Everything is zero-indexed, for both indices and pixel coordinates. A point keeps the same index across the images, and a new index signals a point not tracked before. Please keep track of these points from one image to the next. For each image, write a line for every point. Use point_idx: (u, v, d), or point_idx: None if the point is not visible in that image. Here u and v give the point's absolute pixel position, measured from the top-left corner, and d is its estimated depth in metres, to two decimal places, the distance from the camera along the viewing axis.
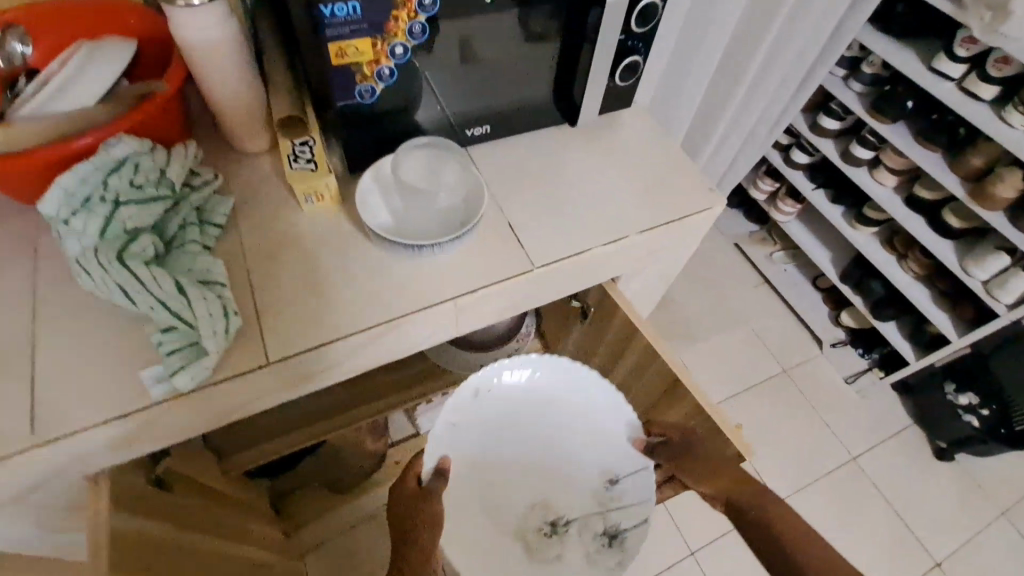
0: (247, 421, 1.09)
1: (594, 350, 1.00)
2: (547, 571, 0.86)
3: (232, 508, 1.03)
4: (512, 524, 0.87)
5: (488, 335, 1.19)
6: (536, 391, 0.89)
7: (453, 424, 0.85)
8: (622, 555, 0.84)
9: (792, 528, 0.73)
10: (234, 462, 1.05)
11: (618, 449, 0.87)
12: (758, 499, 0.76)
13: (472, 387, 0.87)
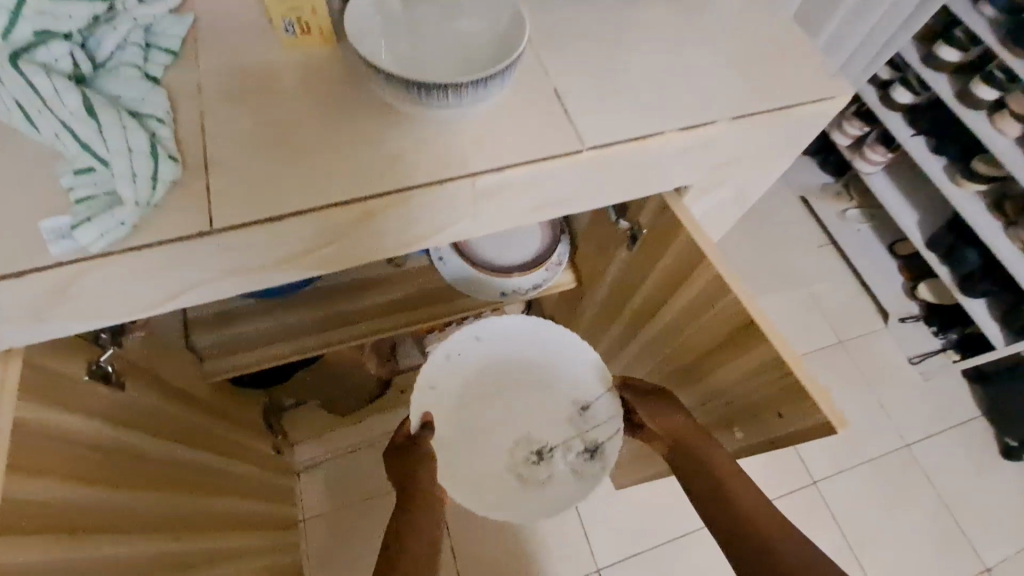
0: (236, 324, 0.97)
1: (640, 285, 0.82)
2: (541, 494, 0.81)
3: (211, 418, 0.93)
4: (497, 463, 0.82)
5: (513, 257, 1.02)
6: (501, 345, 0.85)
7: (431, 386, 0.82)
8: (606, 464, 0.81)
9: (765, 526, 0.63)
10: (217, 367, 0.94)
11: (584, 371, 0.85)
12: (728, 481, 0.68)
13: (444, 353, 0.83)
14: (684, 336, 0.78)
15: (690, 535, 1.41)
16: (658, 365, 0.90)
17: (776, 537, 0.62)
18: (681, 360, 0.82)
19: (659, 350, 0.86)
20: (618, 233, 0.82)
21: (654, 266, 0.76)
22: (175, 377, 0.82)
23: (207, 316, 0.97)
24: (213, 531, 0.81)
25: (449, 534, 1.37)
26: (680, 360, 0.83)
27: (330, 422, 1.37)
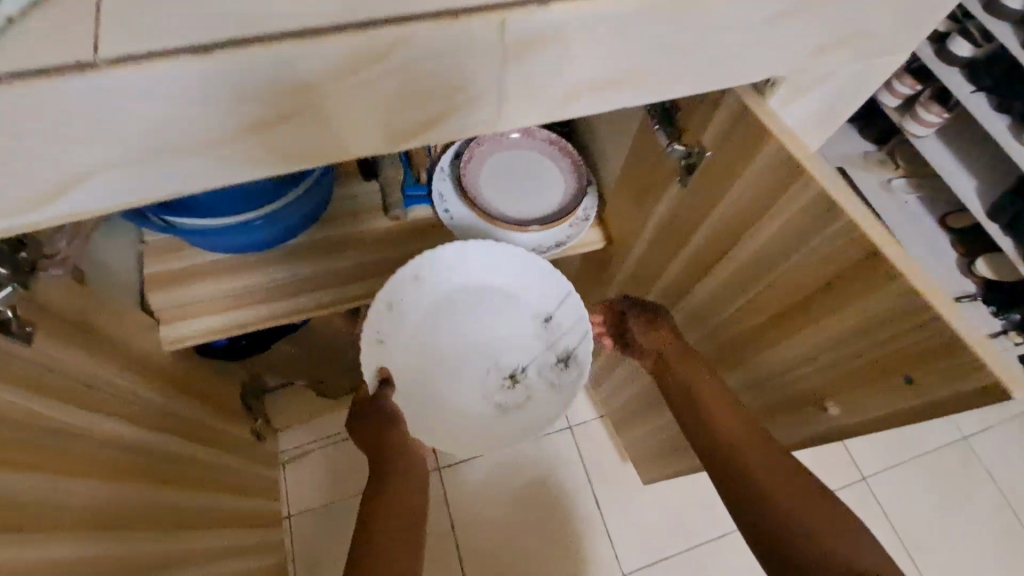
0: (200, 283, 0.81)
1: (693, 229, 0.66)
2: (525, 419, 0.73)
3: (168, 392, 0.77)
4: (469, 400, 0.71)
5: (532, 209, 0.89)
6: (442, 274, 0.70)
7: (379, 339, 0.68)
8: (583, 370, 0.71)
9: (755, 455, 0.63)
10: (177, 332, 0.78)
11: (540, 279, 0.71)
12: (716, 406, 0.68)
13: (388, 302, 0.68)
14: (751, 292, 0.61)
15: (726, 537, 1.25)
16: (710, 333, 0.74)
17: (765, 467, 0.62)
18: (744, 323, 0.66)
19: (712, 312, 0.70)
20: (669, 163, 0.65)
21: (715, 200, 0.60)
22: (106, 331, 0.67)
23: (166, 273, 0.81)
24: (145, 526, 0.64)
25: (454, 535, 1.21)
26: (739, 323, 0.66)
27: (321, 406, 1.21)
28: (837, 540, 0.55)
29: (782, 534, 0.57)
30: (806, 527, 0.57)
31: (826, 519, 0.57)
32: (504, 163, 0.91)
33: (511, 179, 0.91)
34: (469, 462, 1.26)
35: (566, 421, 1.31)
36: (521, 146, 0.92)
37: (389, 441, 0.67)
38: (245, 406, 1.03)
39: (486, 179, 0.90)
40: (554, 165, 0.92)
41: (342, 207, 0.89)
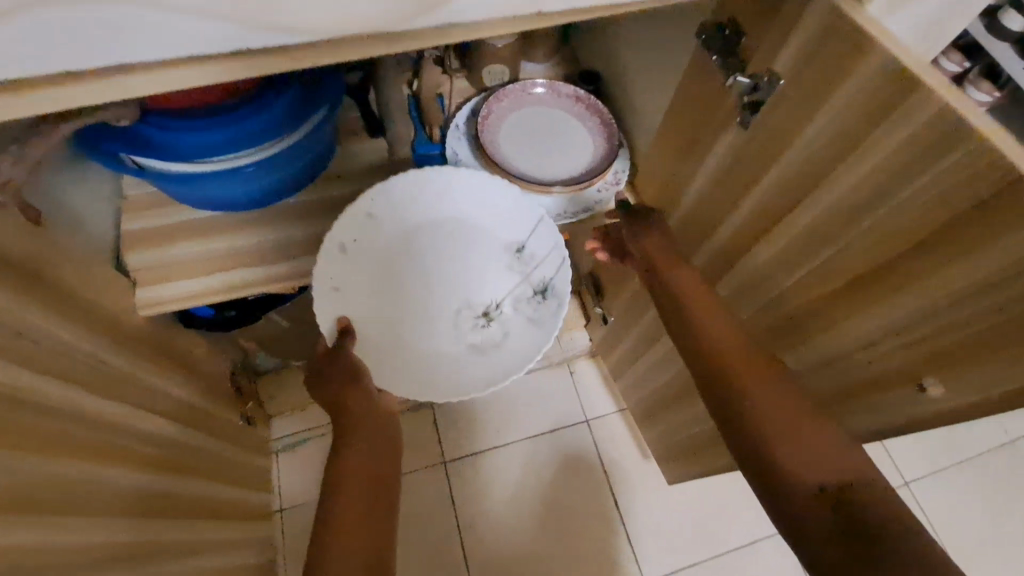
0: (183, 241, 0.72)
1: (755, 180, 0.56)
2: (505, 358, 0.67)
3: (146, 360, 0.67)
4: (441, 342, 0.67)
5: (556, 169, 0.79)
6: (402, 212, 0.68)
7: (334, 287, 0.65)
8: (563, 299, 0.68)
9: (751, 372, 0.56)
10: (155, 295, 0.69)
11: (509, 208, 0.69)
12: (712, 317, 0.61)
13: (342, 246, 0.66)
14: (836, 248, 0.52)
15: (756, 544, 1.13)
16: (767, 306, 0.64)
17: (764, 386, 0.55)
18: (820, 287, 0.56)
19: (777, 278, 0.60)
20: (730, 106, 0.57)
21: (787, 139, 0.51)
22: (70, 280, 0.57)
23: (147, 230, 0.72)
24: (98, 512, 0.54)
25: (459, 535, 1.10)
26: (816, 288, 0.56)
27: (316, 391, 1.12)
28: (841, 465, 0.49)
29: (775, 460, 0.51)
30: (804, 451, 0.50)
31: (833, 442, 0.50)
32: (526, 120, 0.82)
33: (534, 136, 0.81)
34: (477, 456, 1.16)
35: (581, 415, 1.21)
36: (545, 103, 0.83)
37: (348, 401, 0.62)
38: (234, 385, 0.93)
39: (505, 136, 0.81)
40: (580, 123, 0.82)
41: (346, 166, 0.80)
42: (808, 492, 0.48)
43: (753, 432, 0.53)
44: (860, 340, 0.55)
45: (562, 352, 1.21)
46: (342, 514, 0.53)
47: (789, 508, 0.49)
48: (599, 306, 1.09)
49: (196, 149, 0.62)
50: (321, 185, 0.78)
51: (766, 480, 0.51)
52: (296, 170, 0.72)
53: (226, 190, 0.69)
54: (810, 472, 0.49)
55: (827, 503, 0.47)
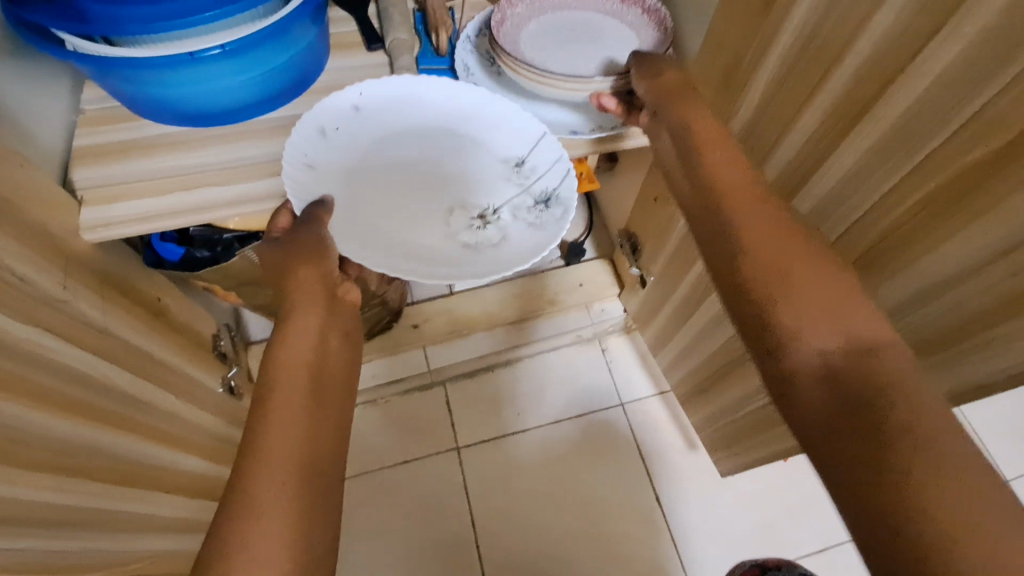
0: (143, 157, 0.60)
1: (855, 33, 0.42)
2: (506, 253, 0.58)
3: (88, 291, 0.55)
4: (430, 237, 0.60)
5: (602, 70, 0.65)
6: (394, 115, 0.63)
7: (309, 163, 0.58)
8: (566, 207, 0.59)
9: (767, 224, 0.46)
10: (103, 215, 0.57)
11: (506, 123, 0.63)
12: (723, 169, 0.50)
13: (323, 130, 0.60)
14: (993, 90, 0.36)
15: (829, 552, 0.94)
16: (871, 211, 0.48)
17: (786, 244, 0.45)
18: (959, 162, 0.40)
19: (889, 164, 0.44)
20: None
21: None
22: None
23: (102, 145, 0.61)
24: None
25: (474, 533, 0.95)
26: (949, 167, 0.41)
27: None
28: (861, 336, 0.40)
29: (783, 325, 0.42)
30: (821, 317, 0.41)
31: (858, 313, 0.41)
32: (551, 26, 0.68)
33: (564, 43, 0.67)
34: (496, 441, 1.01)
35: (615, 398, 1.05)
36: (568, 9, 0.69)
37: (301, 279, 0.54)
38: (216, 350, 0.80)
39: (530, 45, 0.66)
40: (618, 21, 0.68)
41: (339, 79, 0.68)
42: (816, 367, 0.40)
43: (763, 290, 0.44)
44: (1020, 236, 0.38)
45: (592, 325, 1.06)
46: (276, 405, 0.47)
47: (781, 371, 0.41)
48: (636, 265, 0.94)
49: (141, 22, 0.52)
50: (310, 100, 0.67)
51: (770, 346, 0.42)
52: (274, 70, 0.61)
53: (189, 90, 0.59)
54: (821, 342, 0.40)
55: (833, 381, 0.39)
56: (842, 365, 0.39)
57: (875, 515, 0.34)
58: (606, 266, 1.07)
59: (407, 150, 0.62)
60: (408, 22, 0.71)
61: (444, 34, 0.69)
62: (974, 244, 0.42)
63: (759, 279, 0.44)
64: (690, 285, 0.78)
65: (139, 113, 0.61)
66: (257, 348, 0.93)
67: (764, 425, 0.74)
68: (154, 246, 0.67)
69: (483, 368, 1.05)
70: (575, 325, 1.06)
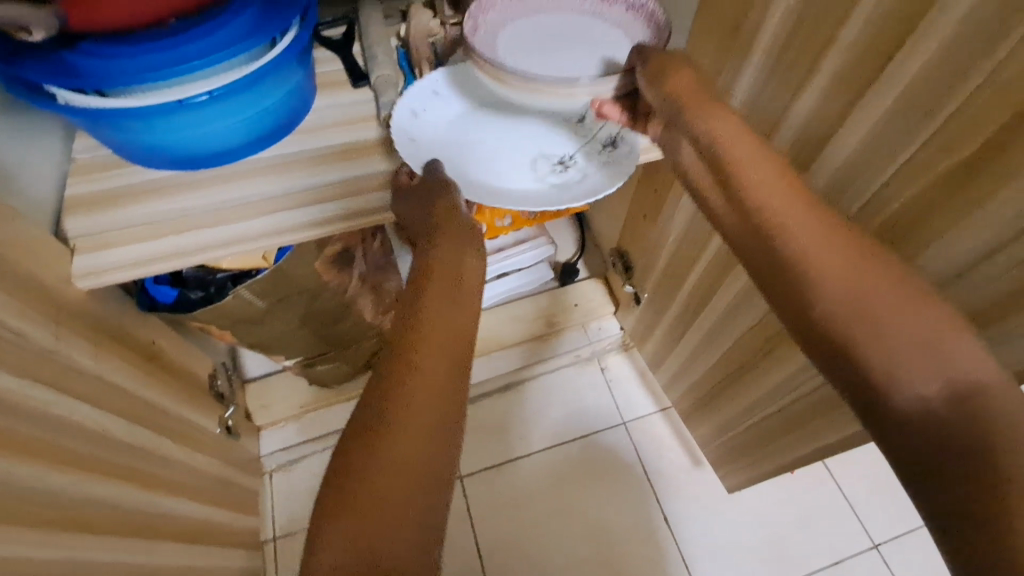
0: (136, 204, 0.61)
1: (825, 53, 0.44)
2: (603, 183, 0.61)
3: (79, 339, 0.55)
4: (523, 181, 0.62)
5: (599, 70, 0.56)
6: (467, 89, 0.66)
7: (411, 136, 0.62)
8: (634, 143, 0.63)
9: (838, 248, 0.40)
10: (95, 263, 0.58)
11: None
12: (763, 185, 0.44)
13: (416, 113, 0.63)
14: (975, 85, 0.36)
15: (842, 565, 0.92)
16: (861, 214, 0.48)
17: (866, 275, 0.38)
18: (948, 160, 0.40)
19: (877, 166, 0.45)
20: None
21: None
22: None
23: (94, 194, 0.62)
24: None
25: (481, 563, 0.93)
26: (931, 170, 0.41)
27: (326, 394, 0.93)
28: (962, 376, 0.34)
29: (876, 372, 0.36)
30: (914, 358, 0.35)
31: (955, 346, 0.35)
32: (528, 30, 0.59)
33: (545, 45, 0.58)
34: (499, 468, 1.00)
35: (617, 417, 1.04)
36: (545, 8, 0.60)
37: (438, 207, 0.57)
38: (213, 390, 0.79)
39: (508, 52, 0.57)
40: (601, 20, 0.60)
41: (326, 118, 0.70)
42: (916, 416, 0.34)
43: (843, 332, 0.38)
44: (1021, 225, 0.37)
45: (590, 345, 1.06)
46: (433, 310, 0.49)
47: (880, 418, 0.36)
48: (630, 283, 0.94)
49: (133, 75, 0.53)
50: (299, 138, 0.68)
51: (863, 393, 0.37)
52: (264, 111, 0.63)
53: (180, 135, 0.60)
54: (922, 384, 0.35)
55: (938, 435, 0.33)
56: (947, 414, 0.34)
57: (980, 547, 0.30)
58: (601, 285, 1.07)
59: (484, 116, 0.66)
60: (392, 58, 0.73)
61: (426, 70, 0.73)
62: (971, 240, 0.41)
63: (841, 321, 0.38)
64: (684, 300, 0.78)
65: (131, 160, 0.63)
66: (255, 385, 0.92)
67: (766, 437, 0.73)
68: (149, 289, 0.66)
69: (482, 394, 1.05)
70: (575, 346, 1.06)
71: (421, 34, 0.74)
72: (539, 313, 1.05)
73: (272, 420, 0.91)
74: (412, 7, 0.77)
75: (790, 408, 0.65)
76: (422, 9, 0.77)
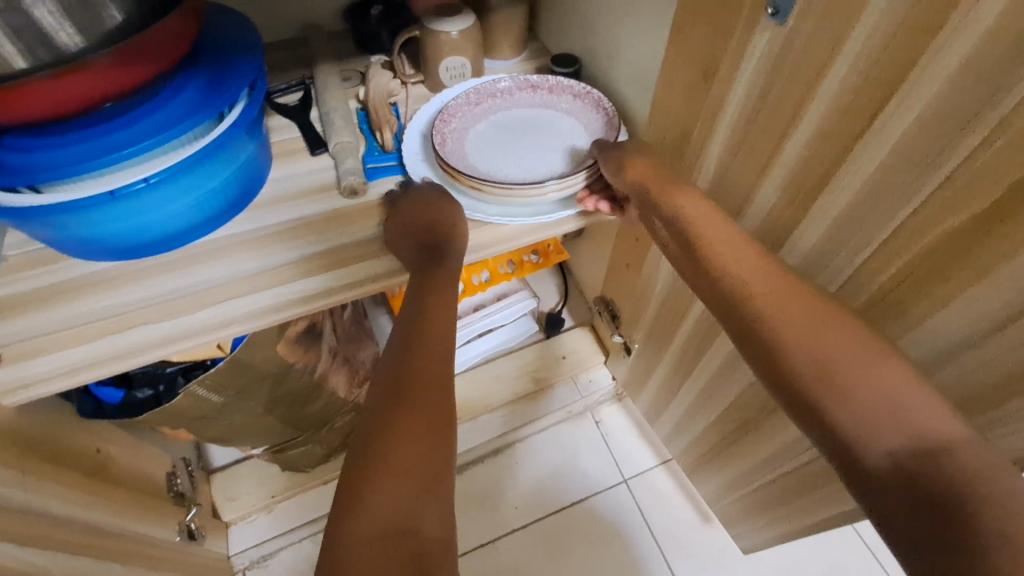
0: (74, 302, 0.56)
1: (800, 116, 0.42)
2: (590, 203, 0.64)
3: (13, 468, 0.48)
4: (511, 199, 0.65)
5: (563, 164, 0.64)
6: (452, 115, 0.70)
7: (418, 155, 0.67)
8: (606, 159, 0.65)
9: (815, 315, 0.43)
10: (29, 375, 0.51)
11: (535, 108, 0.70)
12: (745, 276, 0.46)
13: (422, 133, 0.69)
14: (966, 153, 0.33)
15: None
16: (855, 279, 0.44)
17: (842, 340, 0.42)
18: (946, 223, 0.36)
19: (865, 229, 0.41)
20: None
21: (841, 41, 0.37)
22: None
23: (23, 295, 0.56)
24: None
25: None
26: (922, 238, 0.38)
27: (300, 479, 0.86)
28: (924, 431, 0.37)
29: (850, 429, 0.40)
30: (880, 416, 0.39)
31: (919, 403, 0.38)
32: (491, 129, 0.67)
33: (510, 140, 0.66)
34: (496, 543, 0.92)
35: (619, 474, 0.98)
36: (500, 107, 0.69)
37: (439, 229, 0.59)
38: (172, 491, 0.72)
39: (477, 155, 0.65)
40: (552, 109, 0.69)
41: (281, 191, 0.65)
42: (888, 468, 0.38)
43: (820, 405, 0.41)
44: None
45: (581, 399, 1.01)
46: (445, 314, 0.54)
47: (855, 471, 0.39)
48: (618, 334, 0.90)
49: (68, 167, 0.49)
50: (253, 215, 0.63)
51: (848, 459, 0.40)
52: (214, 190, 0.59)
53: (121, 225, 0.55)
54: (887, 438, 0.38)
55: (905, 474, 0.37)
56: (916, 468, 0.37)
57: (956, 552, 0.33)
58: (589, 334, 1.03)
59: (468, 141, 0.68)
60: (351, 122, 0.69)
61: (389, 132, 0.68)
62: (975, 310, 0.37)
63: (825, 403, 0.41)
64: (676, 353, 0.74)
65: (67, 254, 0.58)
66: (220, 477, 0.85)
67: (779, 499, 0.68)
68: (92, 392, 0.61)
69: (472, 460, 0.98)
70: (566, 402, 1.00)
71: (381, 95, 0.71)
72: (524, 370, 1.00)
73: (245, 513, 0.84)
74: (370, 68, 0.74)
75: (799, 471, 0.60)
76: (381, 69, 0.75)
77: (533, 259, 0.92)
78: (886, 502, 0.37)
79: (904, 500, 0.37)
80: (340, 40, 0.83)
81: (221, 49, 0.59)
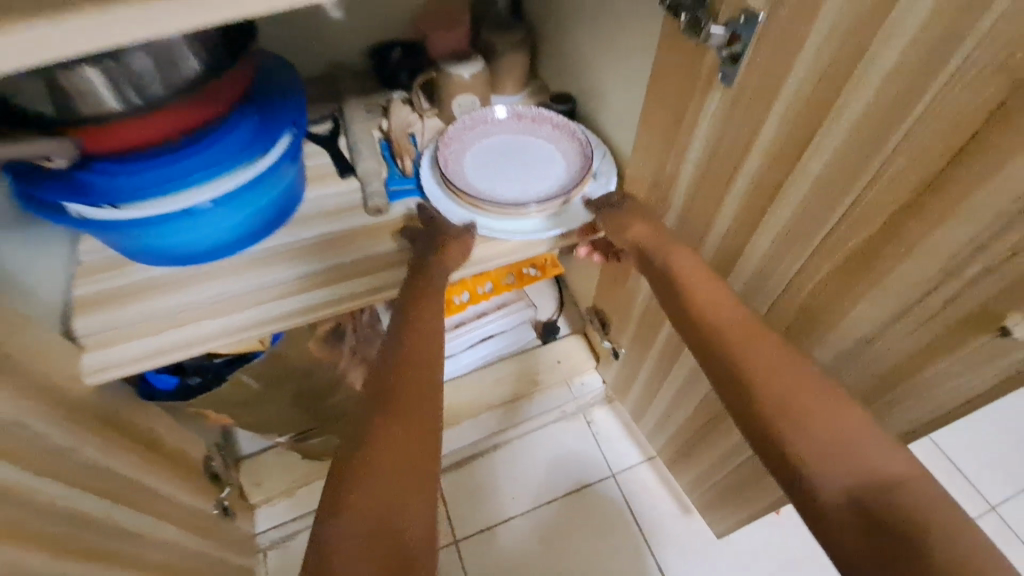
0: (138, 301, 0.66)
1: (746, 157, 0.52)
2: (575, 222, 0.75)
3: (96, 436, 0.57)
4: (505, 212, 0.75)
5: (546, 183, 0.76)
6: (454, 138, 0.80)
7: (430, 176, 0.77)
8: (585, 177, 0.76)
9: (788, 367, 0.52)
10: (104, 359, 0.61)
11: (522, 134, 0.80)
12: (736, 325, 0.55)
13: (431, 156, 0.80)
14: (859, 191, 0.44)
15: None
16: (789, 290, 0.55)
17: (812, 390, 0.50)
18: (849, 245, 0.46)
19: (796, 248, 0.52)
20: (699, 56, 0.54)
21: (772, 102, 0.47)
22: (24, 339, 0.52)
23: (97, 294, 0.66)
24: None
25: None
26: (836, 255, 0.48)
27: (319, 467, 0.95)
28: (879, 475, 0.44)
29: (809, 467, 0.47)
30: (840, 459, 0.46)
31: (870, 447, 0.46)
32: (485, 153, 0.78)
33: (502, 164, 0.77)
34: (494, 529, 1.01)
35: (606, 468, 1.07)
36: (491, 134, 0.80)
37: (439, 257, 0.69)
38: (208, 471, 0.81)
39: (473, 175, 0.76)
40: (534, 136, 0.80)
41: (315, 209, 0.76)
42: (844, 505, 0.44)
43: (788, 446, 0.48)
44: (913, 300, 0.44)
45: (574, 400, 1.10)
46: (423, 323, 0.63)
47: (812, 504, 0.46)
48: (607, 339, 1.00)
49: (143, 189, 0.60)
50: (289, 230, 0.74)
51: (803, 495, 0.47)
52: (260, 208, 0.70)
53: (184, 236, 0.66)
54: (846, 479, 0.45)
55: (864, 513, 0.43)
56: (867, 503, 0.43)
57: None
58: (583, 341, 1.13)
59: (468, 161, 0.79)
60: (375, 150, 0.80)
61: (408, 160, 0.79)
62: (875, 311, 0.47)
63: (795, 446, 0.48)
64: (658, 355, 0.84)
65: (132, 259, 0.68)
66: (248, 464, 0.94)
67: (745, 482, 0.77)
68: (148, 379, 0.70)
69: (474, 454, 1.07)
70: (558, 402, 1.10)
71: (401, 127, 0.82)
72: (523, 372, 1.10)
73: (269, 495, 0.92)
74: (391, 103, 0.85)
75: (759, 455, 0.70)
76: (401, 104, 0.86)
77: (532, 272, 1.02)
78: (845, 537, 0.43)
79: (862, 539, 0.43)
80: (365, 77, 0.94)
81: (268, 89, 0.70)
